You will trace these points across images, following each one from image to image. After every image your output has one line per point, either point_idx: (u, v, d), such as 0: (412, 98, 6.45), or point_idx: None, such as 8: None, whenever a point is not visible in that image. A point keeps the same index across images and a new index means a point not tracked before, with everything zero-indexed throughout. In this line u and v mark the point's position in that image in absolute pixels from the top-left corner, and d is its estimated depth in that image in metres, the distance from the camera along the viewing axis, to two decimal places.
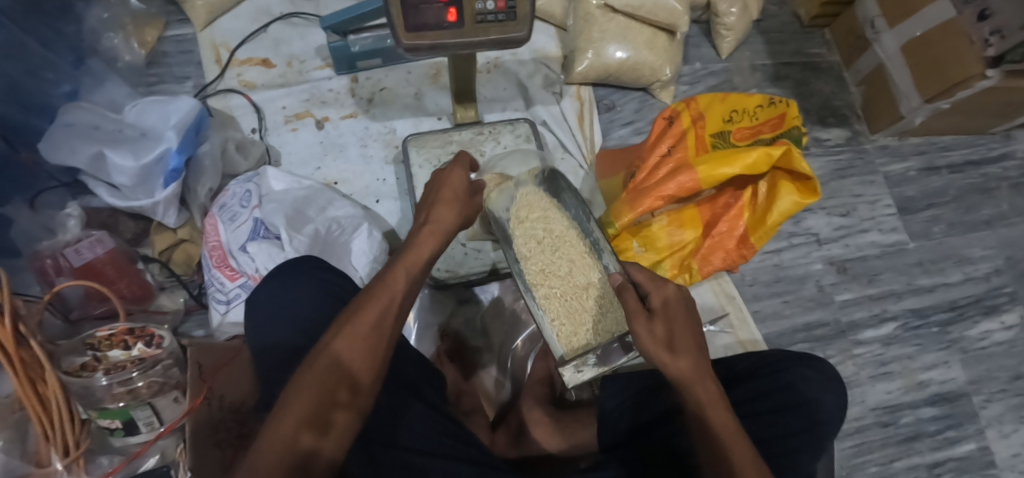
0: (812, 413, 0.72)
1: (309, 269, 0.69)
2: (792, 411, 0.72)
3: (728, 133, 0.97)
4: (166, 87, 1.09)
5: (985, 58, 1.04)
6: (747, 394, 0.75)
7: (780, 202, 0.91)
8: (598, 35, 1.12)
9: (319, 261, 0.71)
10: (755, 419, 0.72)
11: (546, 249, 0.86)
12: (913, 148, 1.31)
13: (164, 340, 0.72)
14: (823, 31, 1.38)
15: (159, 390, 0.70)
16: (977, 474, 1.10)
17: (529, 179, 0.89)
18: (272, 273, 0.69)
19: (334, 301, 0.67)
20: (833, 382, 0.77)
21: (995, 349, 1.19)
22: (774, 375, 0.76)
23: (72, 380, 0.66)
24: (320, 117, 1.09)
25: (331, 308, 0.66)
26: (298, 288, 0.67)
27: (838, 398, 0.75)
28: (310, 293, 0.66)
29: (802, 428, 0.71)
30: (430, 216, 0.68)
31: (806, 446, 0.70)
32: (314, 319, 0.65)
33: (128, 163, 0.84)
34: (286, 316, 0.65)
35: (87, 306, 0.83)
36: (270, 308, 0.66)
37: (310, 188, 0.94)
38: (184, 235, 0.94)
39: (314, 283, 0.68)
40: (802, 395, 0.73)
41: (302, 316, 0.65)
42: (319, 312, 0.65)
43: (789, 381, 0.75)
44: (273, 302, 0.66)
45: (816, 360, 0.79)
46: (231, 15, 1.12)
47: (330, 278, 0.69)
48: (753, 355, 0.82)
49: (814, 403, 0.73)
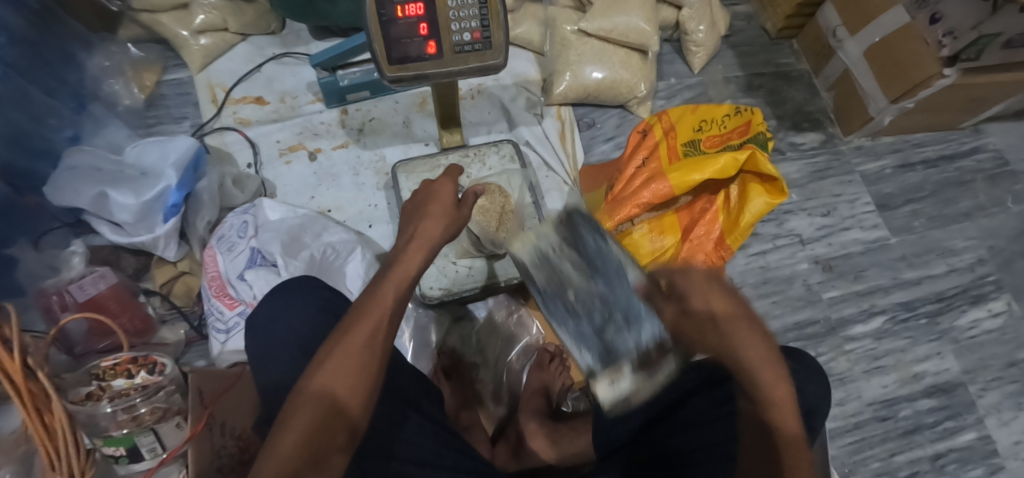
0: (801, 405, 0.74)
1: (305, 287, 0.70)
2: None
3: (698, 141, 0.97)
4: (164, 128, 1.13)
5: (941, 58, 1.09)
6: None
7: (752, 204, 0.89)
8: (575, 58, 1.17)
9: (315, 278, 0.73)
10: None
11: (562, 282, 0.81)
12: (887, 147, 1.35)
13: (165, 367, 0.74)
14: (791, 42, 1.44)
15: (162, 416, 0.72)
16: (980, 464, 1.11)
17: (551, 228, 0.82)
18: (268, 295, 0.71)
19: (331, 318, 0.69)
20: (816, 373, 0.79)
21: (986, 337, 1.21)
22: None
23: (78, 408, 0.68)
24: (313, 149, 1.13)
25: (326, 323, 0.68)
26: (295, 307, 0.68)
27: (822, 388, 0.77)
28: (308, 310, 0.68)
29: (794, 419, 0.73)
30: (417, 231, 0.68)
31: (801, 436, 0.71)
32: (311, 335, 0.67)
33: (129, 200, 0.88)
34: (286, 333, 0.67)
35: (90, 341, 0.85)
36: (271, 327, 0.68)
37: (304, 216, 0.97)
38: (184, 268, 0.97)
39: (312, 301, 0.69)
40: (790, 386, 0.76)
41: (301, 334, 0.67)
42: (316, 329, 0.67)
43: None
44: (272, 323, 0.68)
45: (797, 352, 0.82)
46: (226, 58, 1.18)
47: (327, 295, 0.71)
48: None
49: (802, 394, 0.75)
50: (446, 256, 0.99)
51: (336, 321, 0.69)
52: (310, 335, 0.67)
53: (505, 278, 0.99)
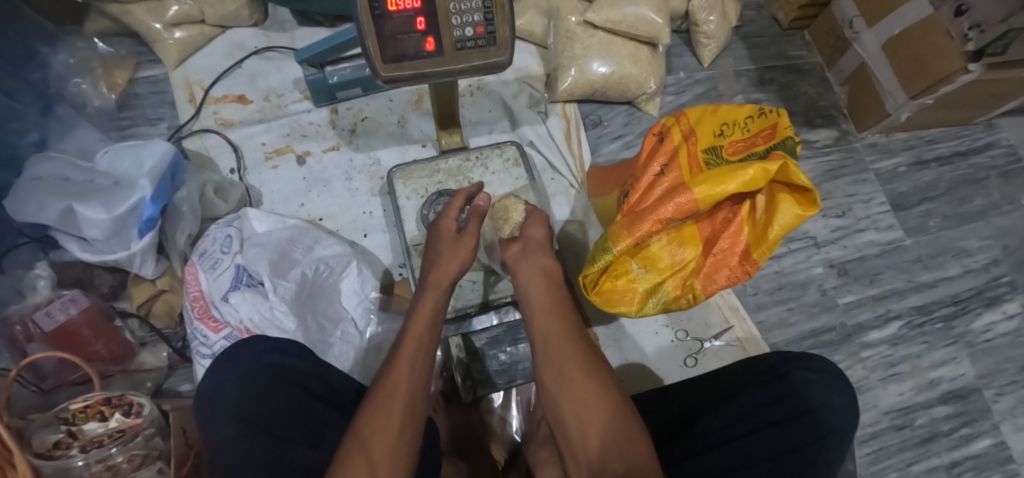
0: (818, 423, 0.69)
1: (248, 353, 0.64)
2: (802, 419, 0.69)
3: (720, 148, 0.91)
4: (139, 130, 1.04)
5: (967, 52, 1.04)
6: (750, 407, 0.72)
7: (781, 215, 0.82)
8: (581, 52, 1.10)
9: (262, 340, 0.66)
10: (759, 435, 0.69)
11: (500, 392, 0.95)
12: (901, 143, 1.30)
13: (143, 407, 0.67)
14: (802, 33, 1.38)
15: (142, 462, 0.65)
16: (996, 471, 1.08)
17: None
18: (216, 364, 0.65)
19: (270, 374, 0.63)
20: (838, 383, 0.73)
21: (1000, 340, 1.17)
22: (774, 383, 0.73)
23: (44, 462, 0.59)
24: (301, 152, 1.05)
25: (268, 386, 0.62)
26: (236, 371, 0.63)
27: (847, 399, 0.72)
28: (244, 378, 0.62)
29: (810, 440, 0.68)
30: (538, 264, 0.75)
31: (818, 460, 0.66)
32: (248, 401, 0.60)
33: (99, 215, 0.80)
34: (224, 400, 0.61)
35: (61, 372, 0.78)
36: (212, 401, 0.61)
37: (294, 227, 0.90)
38: (164, 286, 0.89)
39: (252, 368, 0.63)
40: (807, 401, 0.71)
41: (246, 407, 0.60)
42: (257, 391, 0.61)
43: (791, 390, 0.72)
44: (213, 393, 0.62)
45: (818, 359, 0.75)
46: (203, 52, 1.09)
47: (274, 360, 0.64)
48: (751, 359, 0.79)
49: (819, 410, 0.70)
50: None
51: (281, 381, 0.63)
52: (254, 402, 0.60)
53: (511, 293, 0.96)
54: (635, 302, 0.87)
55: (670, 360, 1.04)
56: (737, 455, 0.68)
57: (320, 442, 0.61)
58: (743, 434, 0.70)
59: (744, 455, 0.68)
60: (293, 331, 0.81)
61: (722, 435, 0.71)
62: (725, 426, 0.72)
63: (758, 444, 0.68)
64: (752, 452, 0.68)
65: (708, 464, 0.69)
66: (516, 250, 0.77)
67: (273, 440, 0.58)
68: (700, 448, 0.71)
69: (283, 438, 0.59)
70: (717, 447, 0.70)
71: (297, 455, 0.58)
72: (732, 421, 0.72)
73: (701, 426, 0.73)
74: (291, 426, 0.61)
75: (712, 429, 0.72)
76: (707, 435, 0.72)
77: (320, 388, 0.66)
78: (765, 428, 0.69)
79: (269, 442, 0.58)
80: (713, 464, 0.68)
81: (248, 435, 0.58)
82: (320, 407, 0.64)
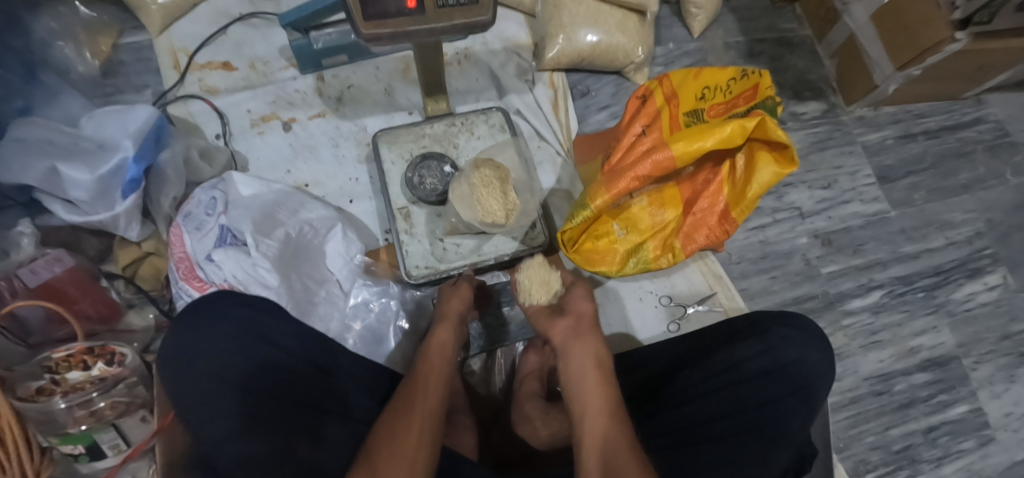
0: (795, 378, 0.70)
1: (216, 309, 0.64)
2: (777, 373, 0.70)
3: (701, 111, 0.93)
4: (124, 97, 1.04)
5: (952, 22, 1.04)
6: (725, 362, 0.72)
7: (760, 174, 0.84)
8: (568, 20, 1.09)
9: (228, 296, 0.67)
10: (733, 388, 0.69)
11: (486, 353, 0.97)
12: (889, 117, 1.31)
13: (126, 357, 0.67)
14: (793, 5, 1.38)
15: (125, 410, 0.66)
16: (972, 436, 1.10)
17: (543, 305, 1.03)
18: (173, 322, 0.65)
19: (250, 338, 0.64)
20: (816, 339, 0.74)
21: (981, 310, 1.19)
22: (753, 339, 0.73)
23: (28, 405, 0.61)
24: (287, 119, 1.05)
25: (246, 348, 0.63)
26: (207, 336, 0.63)
27: (824, 353, 0.73)
28: (218, 338, 0.63)
29: (785, 393, 0.68)
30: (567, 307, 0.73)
31: (793, 411, 0.67)
32: (230, 362, 0.62)
33: (84, 176, 0.81)
34: (204, 364, 0.61)
35: (47, 329, 0.79)
36: (185, 357, 0.62)
37: (281, 191, 0.90)
38: (150, 248, 0.90)
39: (224, 326, 0.64)
40: (784, 356, 0.71)
41: (220, 368, 0.61)
42: (235, 356, 0.62)
43: (771, 345, 0.72)
44: (187, 349, 0.62)
45: (798, 316, 0.76)
46: (189, 18, 1.08)
47: (244, 316, 0.65)
48: (725, 322, 0.80)
49: (796, 364, 0.70)
50: (433, 233, 0.92)
51: (261, 345, 0.64)
52: (237, 369, 0.62)
53: (495, 256, 0.93)
54: (615, 262, 0.90)
55: (653, 324, 1.05)
56: (710, 409, 0.68)
57: (321, 438, 0.62)
58: (716, 387, 0.70)
59: (719, 407, 0.68)
60: (275, 288, 0.82)
61: (699, 388, 0.71)
62: (702, 379, 0.72)
63: (732, 400, 0.68)
64: (727, 404, 0.68)
65: (680, 417, 0.70)
66: (566, 328, 0.71)
67: (276, 403, 0.61)
68: (676, 403, 0.72)
69: (287, 403, 0.62)
70: (692, 401, 0.70)
71: (302, 449, 0.59)
72: (709, 377, 0.72)
73: (678, 382, 0.74)
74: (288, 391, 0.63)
75: (690, 383, 0.73)
76: (683, 390, 0.72)
77: (291, 345, 0.67)
78: (741, 382, 0.69)
79: (272, 406, 0.61)
80: (683, 418, 0.69)
81: (230, 404, 0.59)
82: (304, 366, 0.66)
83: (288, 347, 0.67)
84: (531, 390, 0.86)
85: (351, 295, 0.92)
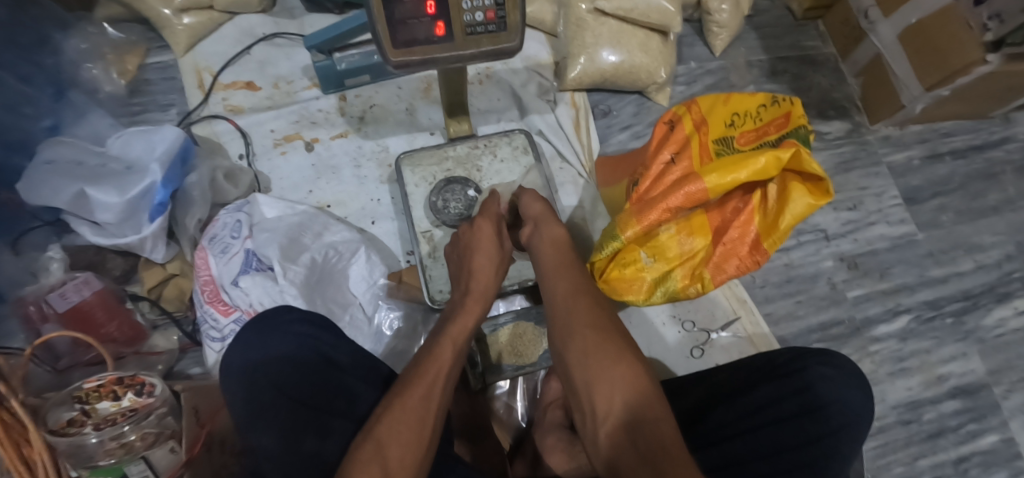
0: (835, 418, 0.68)
1: (279, 323, 0.64)
2: (815, 414, 0.68)
3: (731, 138, 0.92)
4: (149, 117, 1.05)
5: (985, 43, 1.02)
6: (764, 399, 0.71)
7: (793, 204, 0.83)
8: (591, 40, 1.08)
9: (290, 310, 0.66)
10: (774, 428, 0.68)
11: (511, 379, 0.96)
12: (915, 136, 1.29)
13: (155, 388, 0.68)
14: (816, 23, 1.37)
15: (155, 441, 0.65)
16: (1004, 468, 1.07)
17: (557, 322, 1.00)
18: (241, 333, 0.65)
19: (309, 351, 0.64)
20: (855, 379, 0.73)
21: (1012, 337, 1.16)
22: (791, 377, 0.72)
23: (59, 439, 0.61)
24: (310, 138, 1.06)
25: (303, 357, 0.63)
26: (274, 343, 0.63)
27: (863, 393, 0.72)
28: (280, 344, 0.63)
29: (824, 435, 0.67)
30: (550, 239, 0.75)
31: (834, 453, 0.66)
32: (285, 362, 0.62)
33: (112, 199, 0.81)
34: (266, 368, 0.61)
35: (75, 352, 0.79)
36: (244, 362, 0.62)
37: (304, 214, 0.90)
38: (174, 270, 0.91)
39: (285, 339, 0.64)
40: (821, 397, 0.70)
41: (275, 371, 0.61)
42: (290, 362, 0.62)
43: (807, 384, 0.71)
44: (246, 358, 0.62)
45: (834, 355, 0.75)
46: (213, 38, 1.09)
47: (302, 331, 0.65)
48: (760, 355, 0.78)
49: (834, 404, 0.69)
50: None
51: (314, 355, 0.64)
52: (281, 372, 0.61)
53: (518, 281, 0.93)
54: (642, 291, 0.88)
55: (677, 350, 1.04)
56: (751, 447, 0.68)
57: (330, 430, 0.59)
58: (755, 425, 0.69)
59: (762, 445, 0.67)
60: None
61: (736, 426, 0.70)
62: (740, 417, 0.71)
63: (773, 439, 0.67)
64: (770, 443, 0.67)
65: (719, 455, 0.68)
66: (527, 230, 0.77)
67: (298, 408, 0.59)
68: (715, 438, 0.70)
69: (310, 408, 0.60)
70: (736, 436, 0.69)
71: (307, 445, 0.57)
72: (748, 413, 0.71)
73: (712, 419, 0.73)
74: (315, 397, 0.61)
75: (726, 420, 0.71)
76: (719, 428, 0.71)
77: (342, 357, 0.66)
78: (782, 420, 0.69)
79: (292, 413, 0.58)
80: (725, 455, 0.68)
81: (268, 404, 0.59)
82: (338, 374, 0.64)
83: (341, 360, 0.66)
84: (555, 420, 0.86)
85: (375, 320, 0.92)
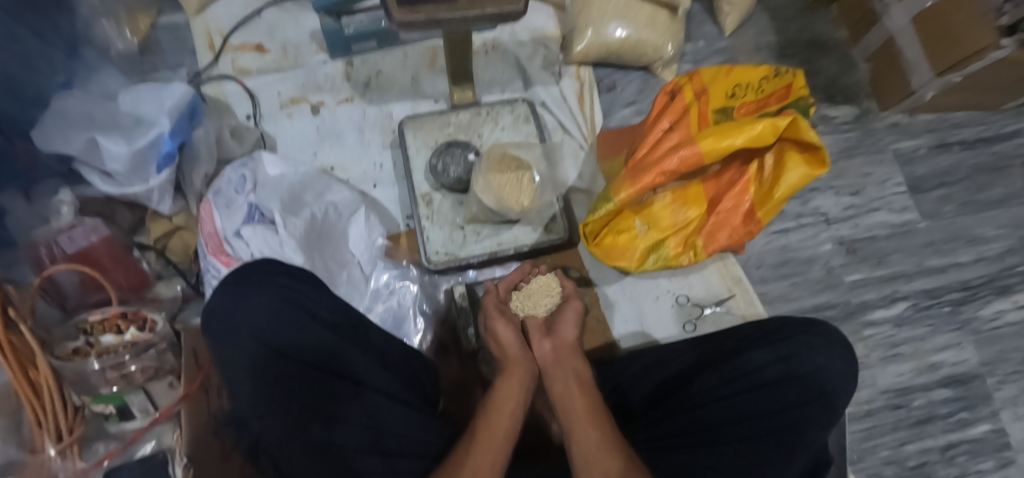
0: (817, 384, 0.70)
1: (257, 275, 0.65)
2: (800, 380, 0.70)
3: (731, 109, 0.93)
4: (160, 76, 1.09)
5: (999, 27, 1.01)
6: (753, 364, 0.72)
7: (789, 174, 0.85)
8: (597, 14, 1.08)
9: (273, 263, 0.67)
10: (758, 392, 0.69)
11: None
12: (924, 125, 1.27)
13: (156, 324, 0.72)
14: (829, 6, 1.36)
15: (154, 375, 0.72)
16: (991, 458, 1.07)
17: None
18: (219, 287, 0.65)
19: (288, 306, 0.64)
20: (840, 348, 0.74)
21: (1009, 329, 1.15)
22: (777, 345, 0.73)
23: (65, 365, 0.66)
24: (315, 102, 1.07)
25: (285, 313, 0.63)
26: (251, 300, 0.63)
27: (847, 363, 0.73)
28: (260, 299, 0.63)
29: (808, 399, 0.68)
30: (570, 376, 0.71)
31: (813, 417, 0.67)
32: (272, 327, 0.62)
33: (120, 148, 0.83)
34: (247, 321, 0.62)
35: (83, 295, 0.84)
36: (223, 318, 0.62)
37: (305, 174, 0.92)
38: (181, 222, 0.95)
39: (265, 288, 0.64)
40: (806, 364, 0.71)
41: (255, 324, 0.61)
42: (272, 318, 0.62)
43: (792, 351, 0.72)
44: (230, 305, 0.62)
45: (822, 326, 0.76)
46: (225, 1, 1.11)
47: (283, 283, 0.65)
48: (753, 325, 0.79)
49: (817, 372, 0.71)
50: (454, 220, 0.94)
51: (297, 313, 0.64)
52: (265, 330, 0.62)
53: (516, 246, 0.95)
54: (635, 258, 0.90)
55: (668, 325, 1.04)
56: (734, 409, 0.68)
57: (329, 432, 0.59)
58: (739, 389, 0.70)
59: (743, 408, 0.68)
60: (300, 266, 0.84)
61: (720, 390, 0.71)
62: (723, 381, 0.71)
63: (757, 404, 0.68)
64: (753, 406, 0.68)
65: (701, 417, 0.69)
66: (548, 354, 0.75)
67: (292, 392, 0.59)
68: (695, 402, 0.71)
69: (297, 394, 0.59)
70: (719, 399, 0.70)
71: (317, 430, 0.58)
72: (734, 377, 0.71)
73: (695, 384, 0.73)
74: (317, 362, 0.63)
75: (709, 385, 0.72)
76: (703, 393, 0.71)
77: (324, 313, 0.67)
78: (766, 385, 0.69)
79: (288, 402, 0.59)
80: (708, 416, 0.68)
81: (259, 370, 0.60)
82: (320, 330, 0.64)
83: (322, 314, 0.66)
84: None
85: (373, 278, 0.94)
